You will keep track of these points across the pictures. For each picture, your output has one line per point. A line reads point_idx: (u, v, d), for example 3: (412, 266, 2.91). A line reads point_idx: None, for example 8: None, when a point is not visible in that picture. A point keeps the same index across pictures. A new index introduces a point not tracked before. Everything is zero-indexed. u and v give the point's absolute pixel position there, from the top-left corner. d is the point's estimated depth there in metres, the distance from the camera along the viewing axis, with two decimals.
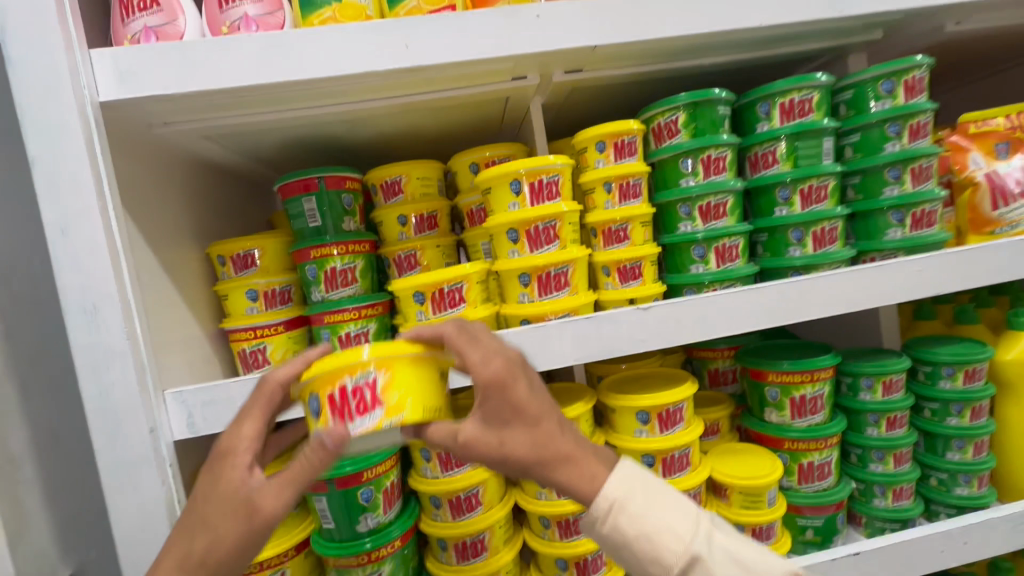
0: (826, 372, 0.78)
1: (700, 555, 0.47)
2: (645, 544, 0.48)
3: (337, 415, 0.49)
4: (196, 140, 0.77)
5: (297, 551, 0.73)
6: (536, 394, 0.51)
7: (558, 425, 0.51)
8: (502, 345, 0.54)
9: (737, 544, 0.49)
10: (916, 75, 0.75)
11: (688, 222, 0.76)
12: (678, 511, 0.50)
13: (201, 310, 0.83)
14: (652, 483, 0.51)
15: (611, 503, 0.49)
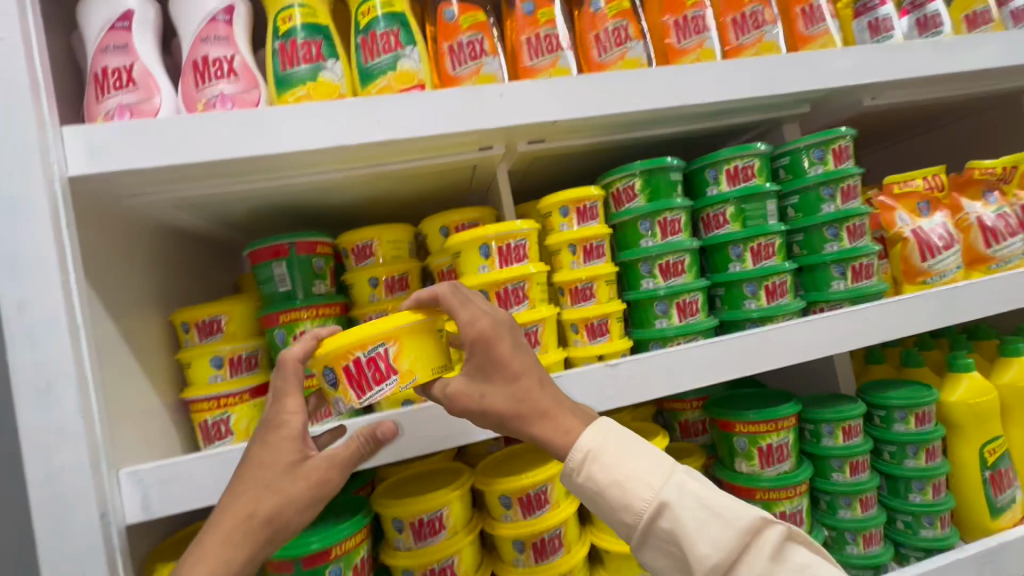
0: (789, 421, 0.81)
1: (669, 502, 0.50)
2: (616, 491, 0.52)
3: (356, 386, 0.58)
4: (165, 210, 0.77)
5: None
6: (521, 350, 0.58)
7: (537, 381, 0.57)
8: (491, 306, 0.60)
9: (708, 490, 0.51)
10: (842, 144, 0.83)
11: (650, 279, 0.80)
12: (649, 462, 0.53)
13: (162, 380, 0.80)
14: (626, 437, 0.55)
15: (583, 453, 0.53)
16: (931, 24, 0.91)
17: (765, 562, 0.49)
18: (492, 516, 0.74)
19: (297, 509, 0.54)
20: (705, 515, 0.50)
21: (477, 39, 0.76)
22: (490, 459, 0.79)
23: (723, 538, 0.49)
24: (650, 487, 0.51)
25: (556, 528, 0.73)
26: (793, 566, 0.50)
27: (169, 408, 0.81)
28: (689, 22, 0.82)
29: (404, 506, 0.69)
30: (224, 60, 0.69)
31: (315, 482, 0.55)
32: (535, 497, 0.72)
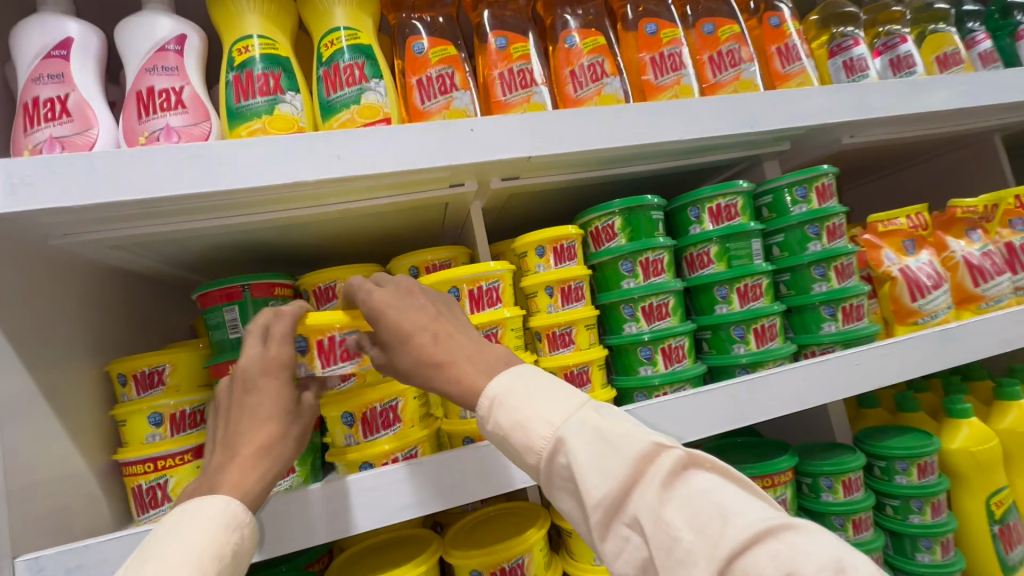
0: (785, 475, 0.75)
1: (566, 438, 0.46)
2: (517, 434, 0.48)
3: (324, 358, 0.62)
4: (102, 250, 0.70)
5: None
6: (416, 308, 0.57)
7: (431, 336, 0.55)
8: (399, 279, 0.61)
9: (610, 422, 0.46)
10: (824, 182, 0.81)
11: (633, 323, 0.75)
12: (553, 400, 0.49)
13: (91, 439, 0.71)
14: (534, 377, 0.51)
15: (487, 398, 0.50)
16: (904, 65, 0.91)
17: (663, 494, 0.42)
18: None
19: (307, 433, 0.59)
20: (601, 448, 0.45)
21: (447, 73, 0.72)
22: (461, 525, 0.71)
23: (616, 471, 0.43)
24: (549, 425, 0.47)
25: None
26: (686, 496, 0.42)
27: (97, 470, 0.72)
28: (666, 59, 0.80)
29: None
30: (172, 91, 0.64)
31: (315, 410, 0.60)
32: (511, 571, 0.63)
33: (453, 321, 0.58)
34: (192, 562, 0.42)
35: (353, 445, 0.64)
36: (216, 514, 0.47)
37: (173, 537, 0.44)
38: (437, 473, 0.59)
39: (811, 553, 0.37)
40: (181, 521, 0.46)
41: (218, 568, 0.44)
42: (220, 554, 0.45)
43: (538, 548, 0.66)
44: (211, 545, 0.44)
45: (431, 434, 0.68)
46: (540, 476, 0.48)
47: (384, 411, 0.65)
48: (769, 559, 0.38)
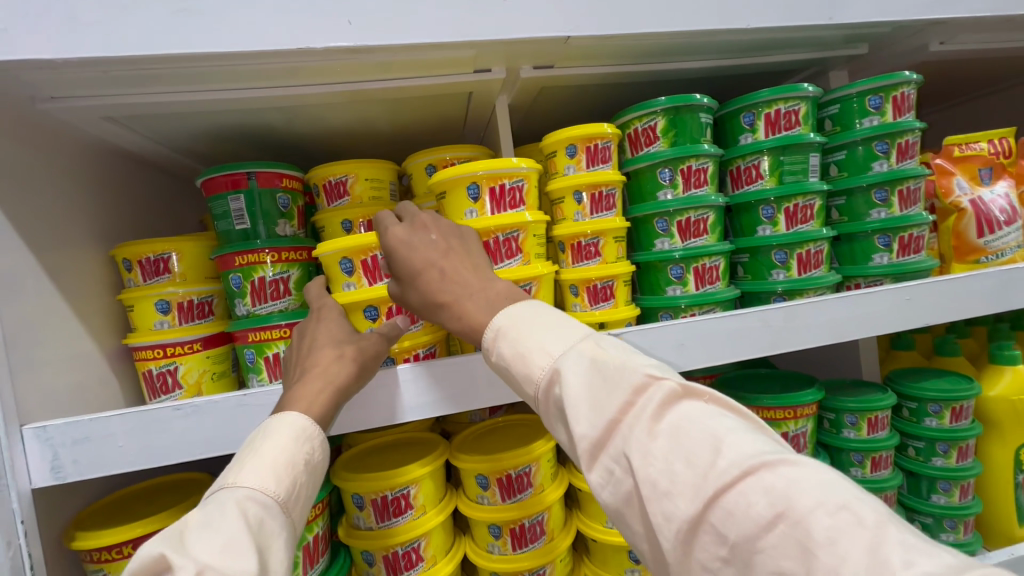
0: (809, 408, 0.71)
1: (563, 369, 0.43)
2: (519, 364, 0.46)
3: (369, 275, 0.62)
4: (96, 121, 0.65)
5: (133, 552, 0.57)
6: (426, 243, 0.56)
7: (437, 273, 0.54)
8: (417, 214, 0.60)
9: (611, 356, 0.42)
10: (904, 92, 0.70)
11: (666, 239, 0.69)
12: (557, 334, 0.46)
13: (100, 322, 0.70)
14: (543, 315, 0.48)
15: (492, 329, 0.49)
16: None
17: (655, 426, 0.37)
18: (468, 495, 0.65)
19: (372, 360, 0.55)
20: (597, 379, 0.41)
21: None
22: (468, 432, 0.71)
23: (608, 403, 0.40)
24: (549, 356, 0.45)
25: (539, 513, 0.64)
26: (681, 428, 0.37)
27: (107, 354, 0.71)
28: None
29: (365, 482, 0.59)
30: None
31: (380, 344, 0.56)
32: (517, 479, 0.63)
33: (464, 255, 0.56)
34: (267, 470, 0.43)
35: None
36: (288, 427, 0.47)
37: (251, 448, 0.45)
38: (451, 374, 0.56)
39: (809, 488, 0.31)
40: (257, 435, 0.46)
41: (292, 476, 0.45)
42: (291, 463, 0.45)
43: (545, 459, 0.65)
44: (284, 456, 0.45)
45: (444, 338, 0.66)
46: (540, 409, 0.45)
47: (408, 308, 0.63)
48: (760, 492, 0.32)
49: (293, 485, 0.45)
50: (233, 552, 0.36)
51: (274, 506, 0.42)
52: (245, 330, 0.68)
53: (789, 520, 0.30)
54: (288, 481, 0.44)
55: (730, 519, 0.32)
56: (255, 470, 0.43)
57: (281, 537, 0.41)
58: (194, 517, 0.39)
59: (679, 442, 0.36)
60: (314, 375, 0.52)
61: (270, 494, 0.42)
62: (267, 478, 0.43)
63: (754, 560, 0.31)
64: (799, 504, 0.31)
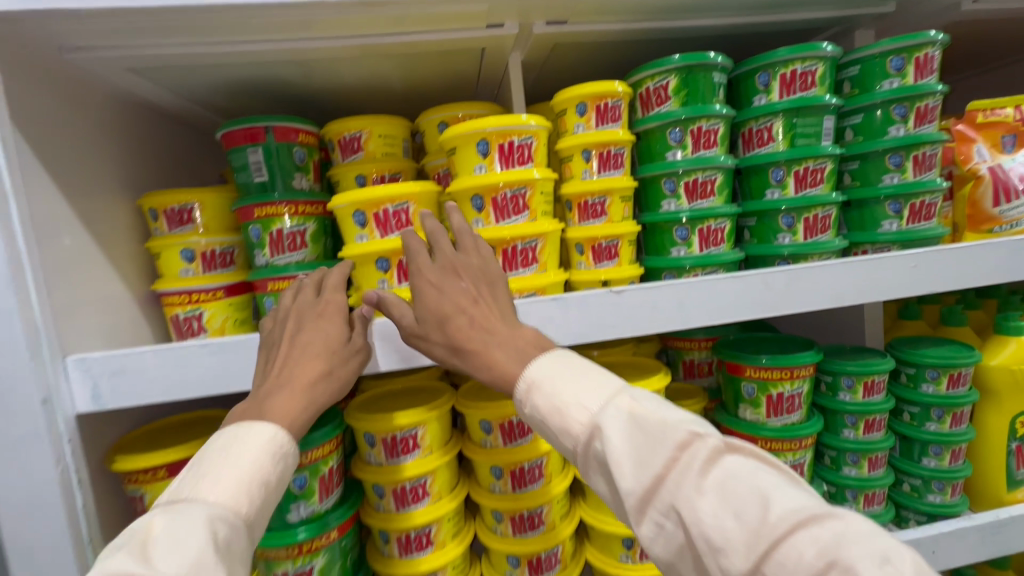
0: (806, 370, 0.73)
1: (603, 424, 0.44)
2: (554, 418, 0.47)
3: (380, 227, 0.64)
4: (120, 73, 0.67)
5: (168, 475, 0.63)
6: (460, 290, 0.56)
7: (468, 320, 0.55)
8: (449, 249, 0.59)
9: (648, 408, 0.43)
10: (928, 53, 0.68)
11: (673, 200, 0.69)
12: (590, 385, 0.47)
13: (129, 268, 0.74)
14: (573, 365, 0.49)
15: (524, 381, 0.49)
16: None
17: (702, 481, 0.39)
18: (472, 439, 0.69)
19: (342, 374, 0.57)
20: (638, 434, 0.42)
21: None
22: (474, 382, 0.74)
23: (653, 459, 0.41)
24: (586, 410, 0.45)
25: (538, 458, 0.67)
26: (728, 485, 0.38)
27: (138, 298, 0.75)
28: None
29: (376, 421, 0.63)
30: None
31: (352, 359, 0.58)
32: (518, 425, 0.66)
33: (494, 305, 0.57)
34: (240, 487, 0.44)
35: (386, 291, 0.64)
36: (268, 441, 0.48)
37: (227, 456, 0.46)
38: None
39: (856, 541, 0.34)
40: (237, 439, 0.47)
41: (262, 498, 0.46)
42: (266, 482, 0.46)
43: None
44: (259, 473, 0.46)
45: None
46: (577, 461, 0.46)
47: None
48: (810, 543, 0.35)
49: (262, 506, 0.46)
50: (201, 571, 0.37)
51: (241, 526, 0.42)
52: (264, 279, 0.72)
53: (842, 568, 0.33)
54: (256, 501, 0.45)
55: (786, 571, 0.34)
56: (228, 486, 0.44)
57: (241, 559, 0.42)
58: (160, 522, 0.39)
59: (727, 501, 0.38)
60: (297, 384, 0.53)
61: (240, 512, 0.43)
62: (239, 496, 0.44)
63: None
64: (850, 555, 0.33)
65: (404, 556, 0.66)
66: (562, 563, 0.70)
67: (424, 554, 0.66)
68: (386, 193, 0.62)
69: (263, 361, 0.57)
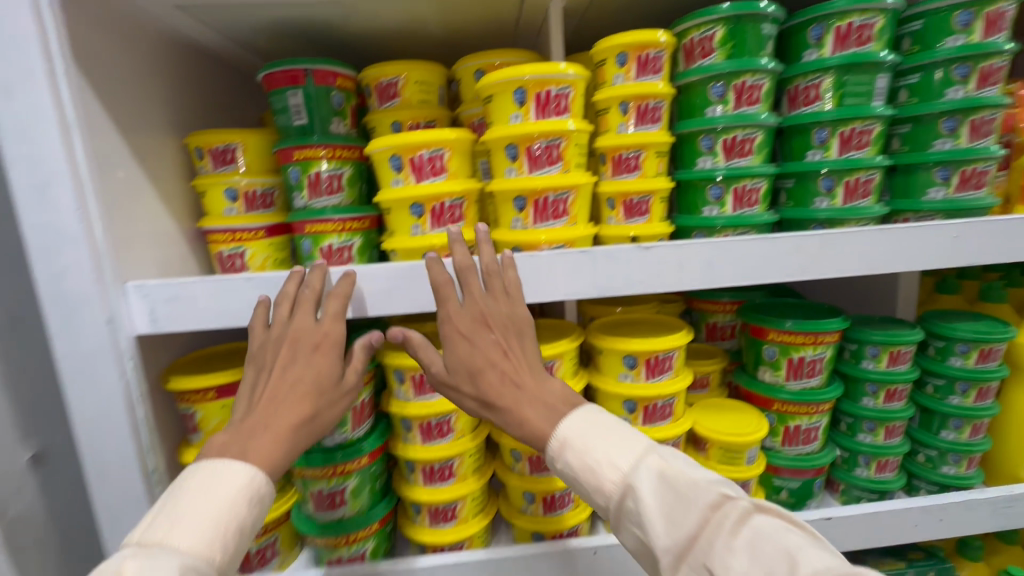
0: (831, 336, 0.73)
1: (635, 484, 0.49)
2: (588, 476, 0.52)
3: (415, 172, 0.65)
4: (168, 11, 0.69)
5: (218, 395, 0.68)
6: (491, 344, 0.60)
7: (499, 374, 0.59)
8: (478, 295, 0.60)
9: (676, 471, 0.49)
10: (1000, 8, 0.64)
11: (709, 158, 0.68)
12: (622, 445, 0.52)
13: (178, 205, 0.78)
14: (604, 424, 0.55)
15: (557, 439, 0.54)
16: None
17: (730, 540, 0.44)
18: None
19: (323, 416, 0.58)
20: (669, 495, 0.47)
21: None
22: None
23: (684, 519, 0.46)
24: (618, 470, 0.51)
25: None
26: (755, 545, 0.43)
27: (186, 234, 0.79)
28: None
29: (406, 359, 0.67)
30: None
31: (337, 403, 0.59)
32: None
33: (522, 358, 0.61)
34: (215, 533, 0.46)
35: (419, 236, 0.66)
36: (238, 480, 0.49)
37: (198, 494, 0.47)
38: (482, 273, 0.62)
39: None
40: (207, 479, 0.49)
41: (235, 544, 0.47)
42: (241, 529, 0.48)
43: (568, 357, 0.71)
44: (236, 520, 0.48)
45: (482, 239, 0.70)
46: (611, 517, 0.51)
47: (452, 207, 0.66)
48: None
49: (234, 553, 0.47)
50: None
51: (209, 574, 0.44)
52: (303, 221, 0.75)
53: None
54: (224, 540, 0.46)
55: None
56: (202, 531, 0.45)
57: None
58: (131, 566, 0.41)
59: (755, 560, 0.43)
60: (279, 430, 0.54)
61: (210, 561, 0.44)
62: (206, 538, 0.45)
63: None
64: None
65: (428, 484, 0.71)
66: (574, 502, 0.73)
67: (447, 484, 0.71)
68: (423, 138, 0.63)
69: (253, 385, 0.58)
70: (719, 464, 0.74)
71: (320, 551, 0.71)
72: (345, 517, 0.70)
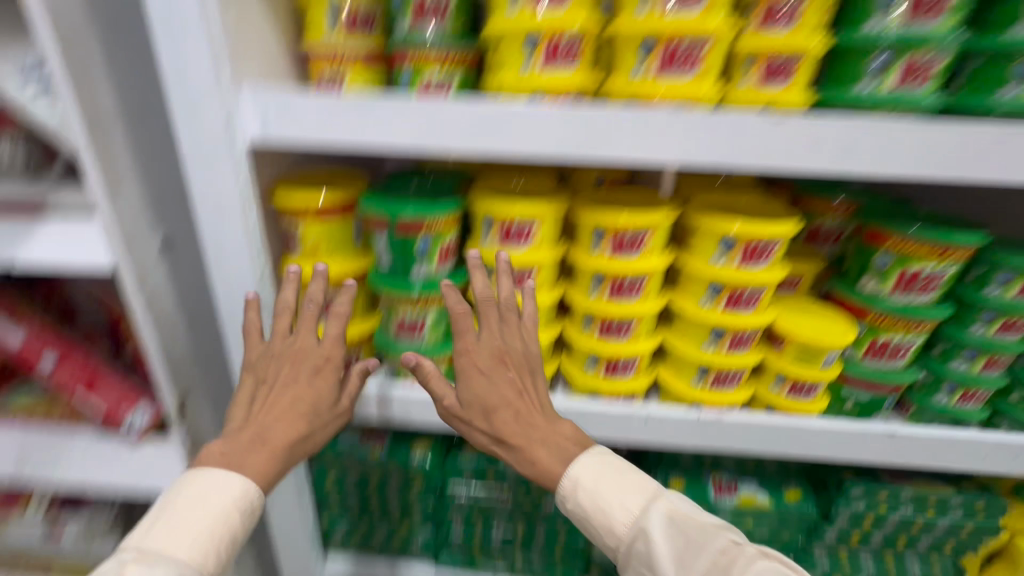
0: (962, 252, 0.65)
1: (646, 527, 0.60)
2: (599, 516, 0.62)
3: None
4: None
5: (319, 216, 0.70)
6: (507, 383, 0.67)
7: (513, 413, 0.67)
8: (499, 334, 0.69)
9: (681, 517, 0.60)
10: None
11: (886, 15, 0.56)
12: (631, 488, 0.63)
13: (284, 19, 0.76)
14: (611, 467, 0.64)
15: (569, 479, 0.64)
16: None
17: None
18: (580, 244, 0.71)
19: (319, 431, 0.68)
20: (680, 540, 0.59)
21: None
22: (594, 192, 0.73)
23: (692, 563, 0.57)
24: (629, 514, 0.61)
25: (641, 274, 0.69)
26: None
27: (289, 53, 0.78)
28: None
29: (499, 204, 0.67)
30: None
31: (335, 414, 0.69)
32: (630, 238, 0.67)
33: (534, 399, 0.69)
34: (208, 543, 0.57)
35: (528, 73, 0.61)
36: (232, 488, 0.60)
37: (190, 502, 0.58)
38: (587, 122, 0.57)
39: None
40: (196, 485, 0.59)
41: (227, 556, 0.59)
42: (231, 539, 0.59)
43: (661, 228, 0.68)
44: (226, 531, 0.58)
45: (593, 86, 0.64)
46: (620, 554, 0.62)
47: (570, 43, 0.60)
48: None
49: (225, 560, 0.59)
50: None
51: None
52: (405, 49, 0.71)
53: None
54: (217, 541, 0.58)
55: None
56: (196, 541, 0.56)
57: None
58: (134, 568, 0.53)
59: None
60: (275, 445, 0.64)
61: (202, 566, 0.56)
62: (199, 541, 0.57)
63: None
64: None
65: None
66: (636, 371, 0.75)
67: None
68: None
69: (252, 396, 0.68)
70: (794, 362, 0.72)
71: (396, 369, 0.79)
72: (423, 345, 0.76)
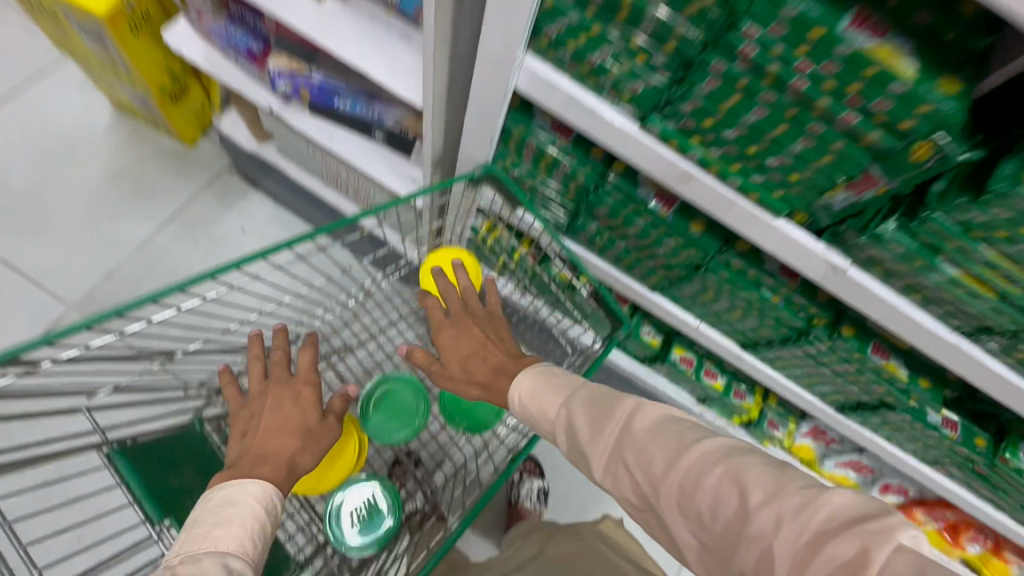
0: None
1: (570, 408, 0.80)
2: (538, 410, 0.86)
3: None
4: None
5: None
6: (475, 338, 1.02)
7: (479, 356, 1.00)
8: (456, 318, 1.05)
9: (601, 393, 0.80)
10: None
11: None
12: (560, 387, 0.86)
13: None
14: (549, 374, 0.89)
15: (516, 396, 0.89)
16: None
17: (629, 424, 0.73)
18: None
19: (322, 435, 0.92)
20: (597, 408, 0.78)
21: None
22: None
23: (606, 423, 0.74)
24: (556, 409, 0.83)
25: None
26: (642, 419, 0.72)
27: None
28: None
29: None
30: None
31: (326, 429, 0.92)
32: None
33: (497, 340, 1.02)
34: (242, 537, 0.67)
35: None
36: (253, 492, 0.74)
37: (218, 514, 0.69)
38: None
39: (720, 451, 0.65)
40: (218, 495, 0.73)
41: (257, 541, 0.69)
42: (259, 530, 0.70)
43: None
44: (255, 528, 0.70)
45: None
46: (553, 436, 0.83)
47: None
48: (701, 452, 0.65)
49: (253, 543, 0.68)
50: None
51: (237, 557, 0.64)
52: None
53: (716, 470, 0.62)
54: (248, 534, 0.68)
55: (677, 463, 0.65)
56: (232, 539, 0.66)
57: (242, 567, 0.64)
58: (184, 566, 0.60)
59: (645, 433, 0.70)
60: (274, 459, 0.82)
61: (238, 550, 0.65)
62: (234, 537, 0.66)
63: (688, 486, 0.63)
64: (711, 453, 0.65)
65: None
66: None
67: None
68: None
69: (245, 427, 0.87)
70: None
71: None
72: None
